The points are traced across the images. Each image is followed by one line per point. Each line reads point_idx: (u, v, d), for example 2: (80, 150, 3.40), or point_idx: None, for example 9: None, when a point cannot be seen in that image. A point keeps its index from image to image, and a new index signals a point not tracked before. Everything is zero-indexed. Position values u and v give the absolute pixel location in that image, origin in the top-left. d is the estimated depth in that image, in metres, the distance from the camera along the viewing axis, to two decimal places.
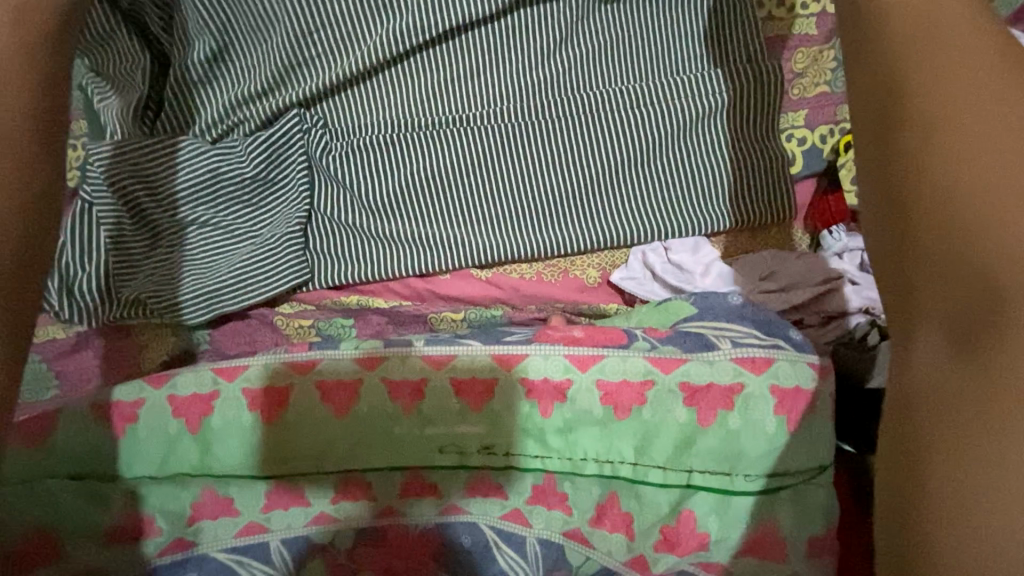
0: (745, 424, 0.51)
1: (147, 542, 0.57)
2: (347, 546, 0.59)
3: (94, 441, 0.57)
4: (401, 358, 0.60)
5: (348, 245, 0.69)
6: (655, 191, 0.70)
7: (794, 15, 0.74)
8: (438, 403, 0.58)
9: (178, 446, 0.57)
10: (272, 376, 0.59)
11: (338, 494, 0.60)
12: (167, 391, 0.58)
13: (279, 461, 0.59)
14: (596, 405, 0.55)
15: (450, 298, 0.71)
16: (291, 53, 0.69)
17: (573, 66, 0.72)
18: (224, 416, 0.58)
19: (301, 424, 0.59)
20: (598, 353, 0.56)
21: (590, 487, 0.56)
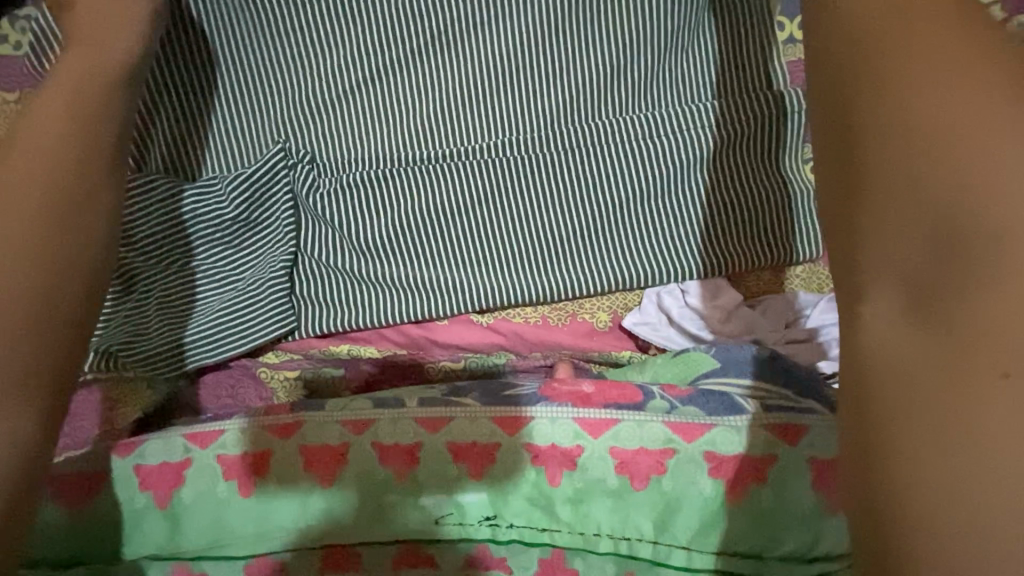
0: (777, 498, 0.46)
1: None
2: None
3: (48, 516, 0.50)
4: (393, 419, 0.54)
5: (336, 288, 0.64)
6: (666, 230, 0.65)
7: None
8: (435, 468, 0.53)
9: (144, 522, 0.51)
10: (250, 441, 0.54)
11: (321, 565, 0.53)
12: (133, 461, 0.52)
13: (255, 539, 0.52)
14: (611, 475, 0.49)
15: (449, 345, 0.66)
16: (276, 85, 0.65)
17: (578, 93, 0.67)
18: (198, 487, 0.52)
19: (282, 495, 0.52)
20: (612, 416, 0.50)
21: (604, 564, 0.50)
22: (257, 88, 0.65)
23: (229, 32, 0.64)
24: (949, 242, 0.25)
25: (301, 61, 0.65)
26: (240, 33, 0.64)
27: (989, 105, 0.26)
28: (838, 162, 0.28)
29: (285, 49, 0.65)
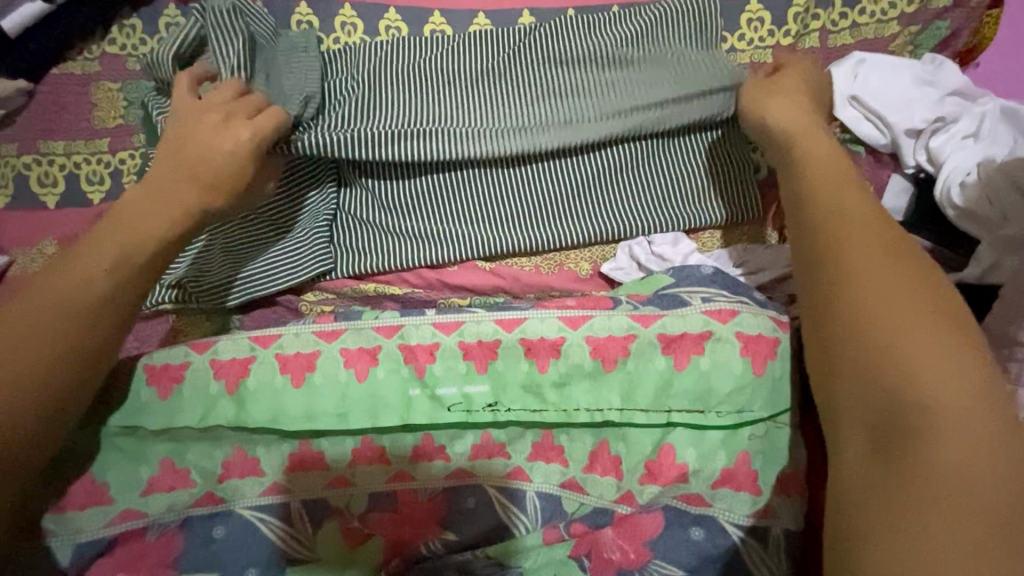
0: (710, 364, 0.61)
1: (183, 493, 0.63)
2: (362, 509, 0.66)
3: (143, 397, 0.64)
4: (417, 325, 0.68)
5: (370, 239, 0.85)
6: (632, 195, 0.83)
7: (752, 49, 0.87)
8: (449, 365, 0.66)
9: (218, 404, 0.64)
10: (301, 344, 0.67)
11: (352, 458, 0.66)
12: (210, 356, 0.66)
13: (303, 422, 0.65)
14: (587, 359, 0.62)
15: (456, 286, 0.85)
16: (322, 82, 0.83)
17: (561, 85, 0.84)
18: (260, 377, 0.65)
19: (326, 386, 0.66)
20: (587, 314, 0.64)
21: (584, 437, 0.64)
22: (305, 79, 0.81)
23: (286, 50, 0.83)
24: (847, 289, 0.52)
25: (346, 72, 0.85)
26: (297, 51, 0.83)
27: (845, 192, 0.59)
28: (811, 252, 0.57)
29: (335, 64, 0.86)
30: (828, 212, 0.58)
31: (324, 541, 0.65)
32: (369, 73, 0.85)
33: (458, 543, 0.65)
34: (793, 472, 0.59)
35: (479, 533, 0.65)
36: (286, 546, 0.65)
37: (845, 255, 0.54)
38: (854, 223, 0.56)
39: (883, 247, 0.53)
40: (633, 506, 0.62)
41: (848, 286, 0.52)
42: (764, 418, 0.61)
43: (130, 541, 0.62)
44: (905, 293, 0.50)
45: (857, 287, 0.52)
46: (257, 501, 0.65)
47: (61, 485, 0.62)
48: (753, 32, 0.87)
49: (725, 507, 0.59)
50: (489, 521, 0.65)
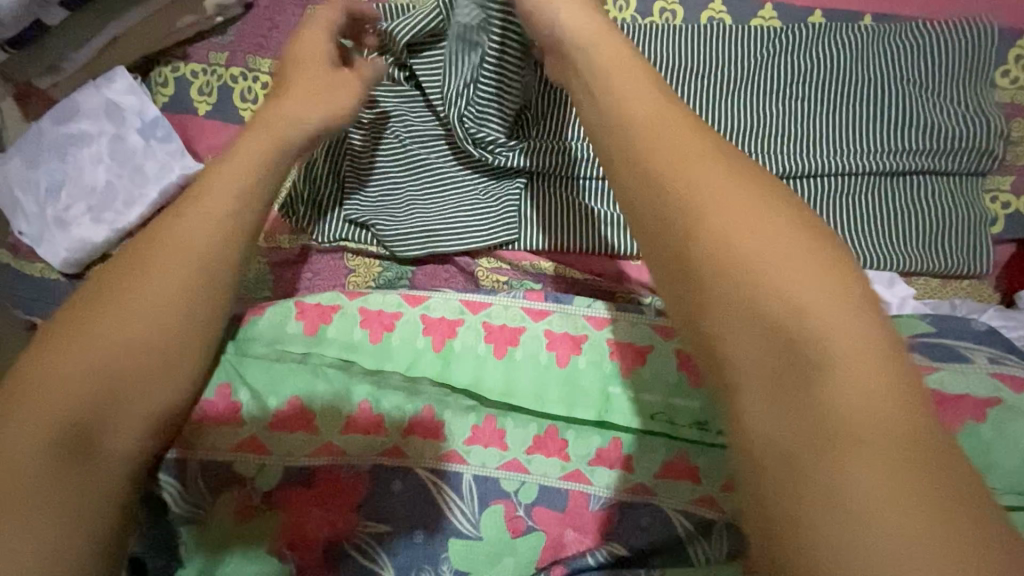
0: (998, 435, 0.54)
1: (374, 439, 0.66)
2: (529, 499, 0.66)
3: (357, 337, 0.72)
4: (632, 324, 0.72)
5: (557, 216, 0.81)
6: (851, 222, 0.77)
7: (1014, 88, 0.79)
8: (658, 366, 0.69)
9: (425, 357, 0.71)
10: (512, 317, 0.73)
11: (532, 443, 0.67)
12: (422, 312, 0.74)
13: (501, 394, 0.69)
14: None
15: (641, 284, 0.81)
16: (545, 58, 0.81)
17: (792, 96, 0.79)
18: (466, 340, 0.72)
19: (528, 361, 0.70)
20: None
21: None
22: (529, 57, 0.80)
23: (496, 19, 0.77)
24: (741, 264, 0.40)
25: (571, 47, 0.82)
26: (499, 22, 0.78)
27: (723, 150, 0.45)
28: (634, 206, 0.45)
29: None
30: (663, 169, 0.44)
31: (485, 522, 0.65)
32: None
33: (626, 557, 0.65)
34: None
35: (654, 547, 0.65)
36: (449, 514, 0.66)
37: (740, 250, 0.40)
38: (717, 195, 0.42)
39: (750, 220, 0.41)
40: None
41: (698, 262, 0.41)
42: None
43: (321, 477, 0.65)
44: (749, 283, 0.39)
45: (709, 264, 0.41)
46: (433, 466, 0.66)
47: (273, 405, 0.67)
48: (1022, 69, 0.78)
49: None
50: (668, 537, 0.65)
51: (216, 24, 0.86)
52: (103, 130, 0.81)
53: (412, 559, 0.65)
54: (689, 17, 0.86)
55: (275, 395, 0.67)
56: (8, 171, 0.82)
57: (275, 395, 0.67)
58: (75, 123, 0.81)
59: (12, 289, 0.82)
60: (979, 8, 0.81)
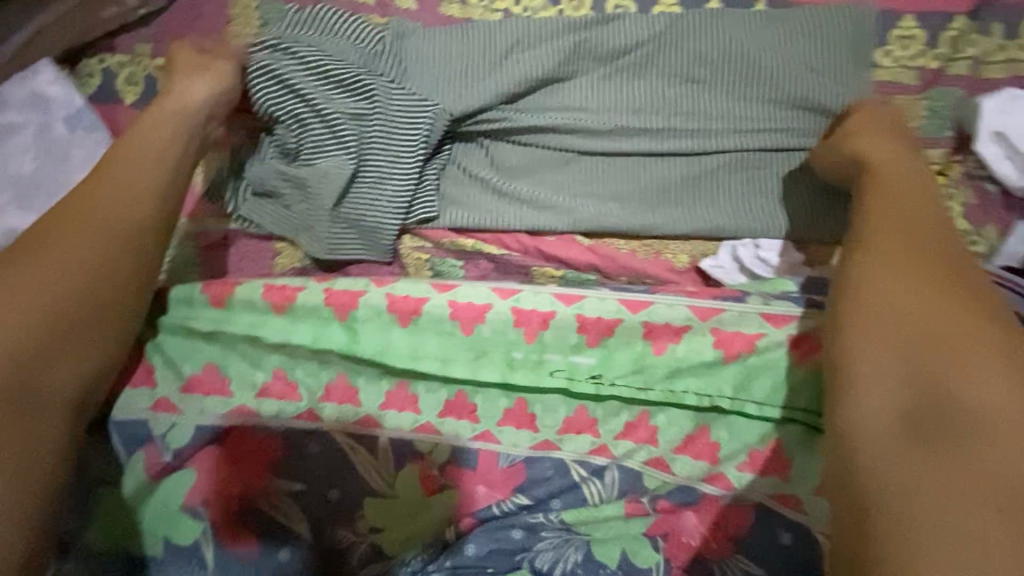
0: None
1: (292, 403, 0.70)
2: (444, 458, 0.70)
3: (260, 315, 0.71)
4: (535, 292, 0.71)
5: (473, 194, 0.86)
6: (745, 197, 0.83)
7: (895, 66, 0.84)
8: (559, 334, 0.70)
9: (331, 326, 0.71)
10: (414, 290, 0.71)
11: (444, 407, 0.71)
12: (326, 285, 0.71)
13: (408, 364, 0.70)
14: (708, 348, 0.68)
15: (554, 256, 0.85)
16: (453, 56, 0.85)
17: (688, 79, 0.84)
18: (370, 312, 0.70)
19: (433, 328, 0.70)
20: (719, 307, 0.69)
21: (683, 419, 0.69)
22: (436, 61, 0.86)
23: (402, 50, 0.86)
24: (947, 343, 0.53)
25: (480, 39, 0.86)
26: (406, 50, 0.86)
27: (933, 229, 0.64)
28: (872, 254, 0.62)
29: (468, 32, 0.86)
30: (914, 243, 0.62)
31: (403, 483, 0.69)
32: (499, 39, 0.85)
33: (528, 506, 0.69)
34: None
35: (554, 494, 0.69)
36: (365, 475, 0.69)
37: (901, 309, 0.56)
38: (910, 243, 0.62)
39: (932, 287, 0.57)
40: (722, 488, 0.67)
41: (909, 327, 0.55)
42: None
43: (238, 435, 0.69)
44: (930, 335, 0.54)
45: (910, 331, 0.55)
46: (351, 430, 0.70)
47: (189, 369, 0.71)
48: (901, 49, 0.84)
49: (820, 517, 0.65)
50: (566, 489, 0.69)
51: (139, 17, 0.88)
52: (30, 121, 0.84)
53: (329, 514, 0.68)
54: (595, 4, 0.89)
55: (190, 361, 0.71)
56: None
57: (191, 361, 0.71)
58: (2, 114, 0.84)
59: None
60: None
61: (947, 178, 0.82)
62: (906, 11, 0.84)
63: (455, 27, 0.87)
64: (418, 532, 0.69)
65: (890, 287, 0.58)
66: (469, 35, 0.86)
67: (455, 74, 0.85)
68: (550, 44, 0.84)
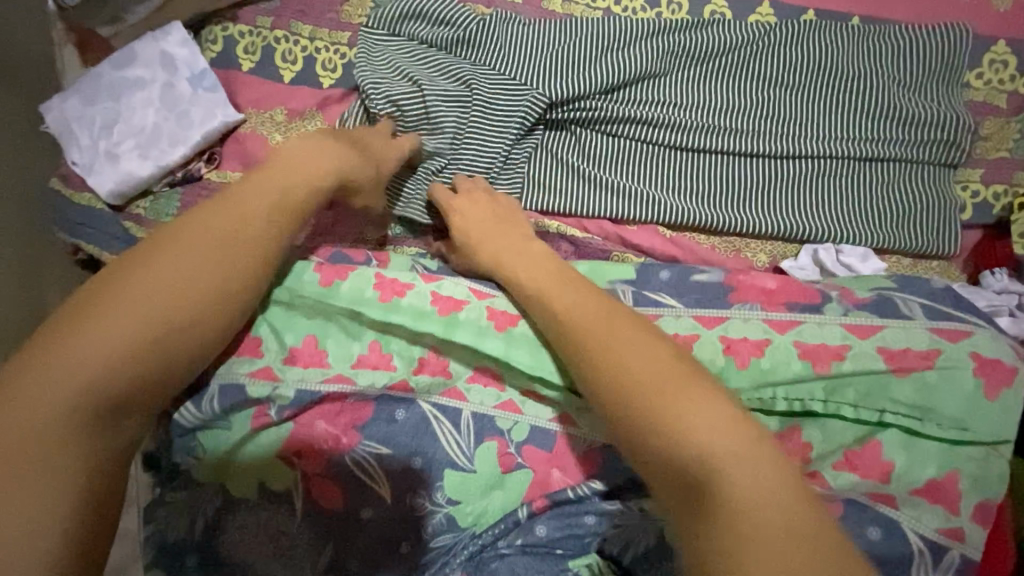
0: (941, 378, 0.63)
1: (384, 372, 0.72)
2: (523, 435, 0.72)
3: (359, 288, 0.72)
4: None
5: (561, 177, 0.88)
6: (826, 202, 0.85)
7: (986, 89, 0.86)
8: None
9: (427, 318, 0.71)
10: (512, 304, 0.73)
11: (525, 390, 0.73)
12: (433, 287, 0.73)
13: (501, 357, 0.70)
14: (795, 360, 0.65)
15: (636, 245, 0.87)
16: (552, 46, 0.89)
17: (777, 84, 0.87)
18: (469, 312, 0.72)
19: (525, 335, 0.71)
20: (795, 319, 0.67)
21: (772, 420, 0.66)
22: (535, 49, 0.89)
23: (503, 37, 0.90)
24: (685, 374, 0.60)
25: (580, 32, 0.90)
26: (507, 38, 0.90)
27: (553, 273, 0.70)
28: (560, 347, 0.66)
29: (568, 26, 0.90)
30: (565, 321, 0.66)
31: (480, 457, 0.71)
32: (598, 34, 0.89)
33: (604, 493, 0.71)
34: (993, 506, 0.61)
35: (629, 483, 0.71)
36: (447, 449, 0.71)
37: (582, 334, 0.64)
38: (623, 363, 0.61)
39: (592, 306, 0.66)
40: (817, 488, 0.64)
41: (607, 345, 0.63)
42: (985, 444, 0.62)
43: (334, 398, 0.71)
44: (589, 355, 0.63)
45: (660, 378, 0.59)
46: (435, 400, 0.72)
47: (289, 341, 0.73)
48: (994, 73, 0.86)
49: (912, 516, 0.61)
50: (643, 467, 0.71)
51: None
52: (157, 77, 0.90)
53: (409, 480, 0.70)
54: (693, 9, 0.93)
55: (291, 332, 0.73)
56: (65, 108, 0.89)
57: (292, 333, 0.73)
58: (130, 69, 0.90)
59: (60, 216, 0.89)
60: (960, 14, 0.88)
61: None
62: (999, 37, 0.86)
63: (556, 20, 0.91)
64: (489, 510, 0.71)
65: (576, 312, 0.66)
66: (570, 29, 0.90)
67: (553, 62, 0.89)
68: (646, 43, 0.88)
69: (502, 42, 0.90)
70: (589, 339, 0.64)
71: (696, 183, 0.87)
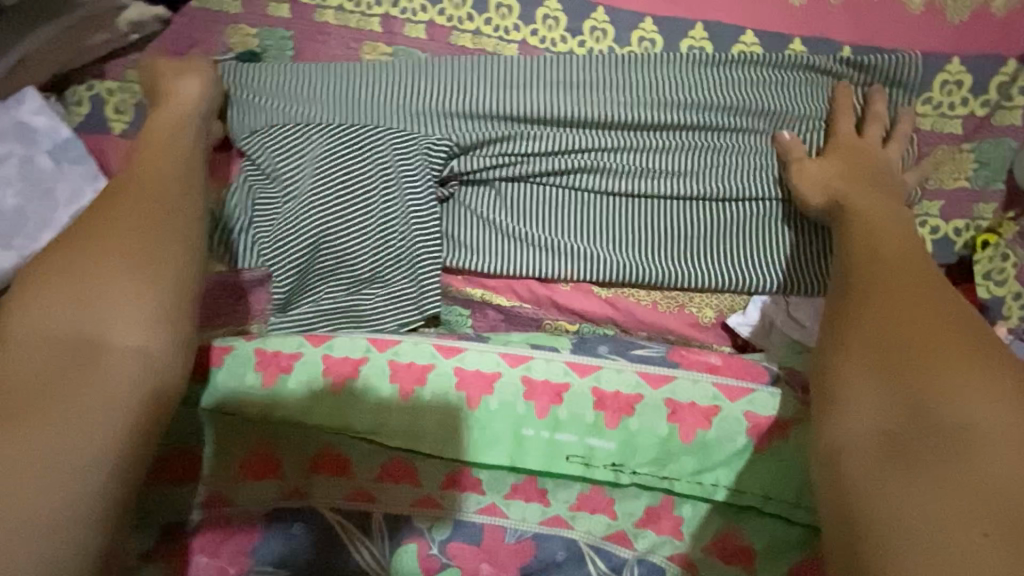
0: None
1: (276, 480, 0.64)
2: (444, 535, 0.64)
3: (249, 379, 0.64)
4: (546, 360, 0.66)
5: (481, 236, 0.79)
6: (771, 246, 0.76)
7: (935, 115, 0.77)
8: (575, 410, 0.64)
9: (323, 399, 0.63)
10: (419, 356, 0.65)
11: (444, 482, 0.64)
12: (323, 351, 0.66)
13: (408, 434, 0.63)
14: (740, 434, 0.63)
15: (568, 307, 0.79)
16: (458, 90, 0.80)
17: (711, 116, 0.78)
18: (369, 380, 0.64)
19: (433, 404, 0.64)
20: (746, 386, 0.64)
21: (708, 519, 0.64)
22: (440, 95, 0.80)
23: (403, 83, 0.80)
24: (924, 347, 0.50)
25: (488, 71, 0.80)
26: (407, 83, 0.80)
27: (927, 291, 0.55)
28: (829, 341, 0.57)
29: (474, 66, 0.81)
30: (880, 324, 0.53)
31: (397, 562, 0.63)
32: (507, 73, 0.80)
33: None
34: None
35: None
36: (356, 552, 0.63)
37: (908, 344, 0.51)
38: (956, 356, 0.48)
39: (922, 304, 0.53)
40: None
41: (951, 340, 0.50)
42: None
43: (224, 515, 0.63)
44: (910, 351, 0.50)
45: (981, 362, 0.48)
46: (341, 504, 0.64)
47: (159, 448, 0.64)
48: (946, 96, 0.77)
49: None
50: (575, 574, 0.64)
51: (133, 41, 0.83)
52: (12, 151, 0.78)
53: None
54: (617, 36, 0.83)
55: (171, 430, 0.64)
56: None
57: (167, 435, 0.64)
58: None
59: None
60: (910, 30, 0.79)
61: (1001, 237, 0.74)
62: (953, 53, 0.77)
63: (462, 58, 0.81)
64: None
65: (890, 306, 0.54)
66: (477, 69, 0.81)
67: (461, 108, 0.79)
68: (560, 79, 0.79)
69: (402, 89, 0.80)
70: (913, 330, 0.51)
71: (628, 233, 0.78)
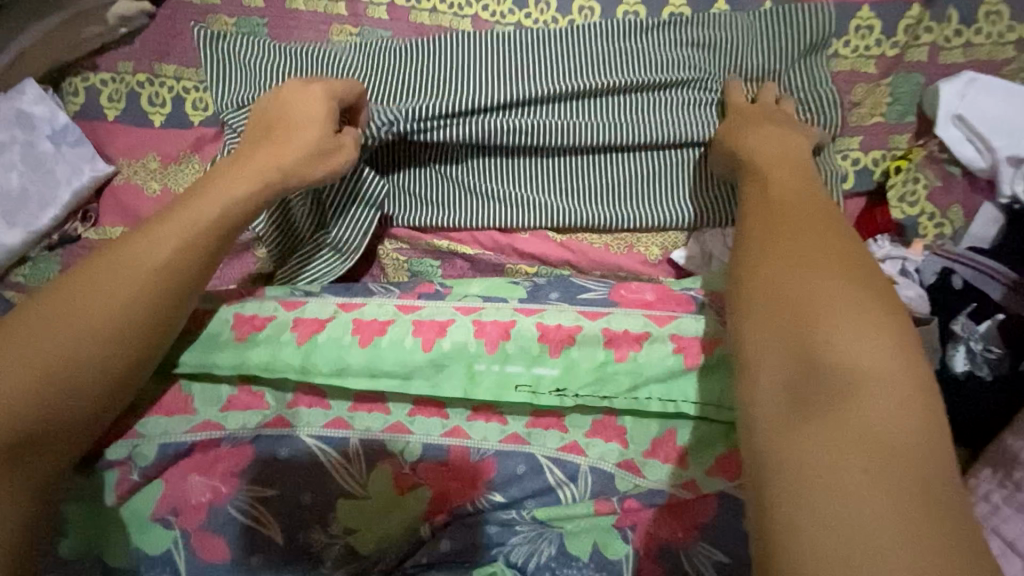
0: None
1: (260, 412, 0.72)
2: (414, 457, 0.71)
3: (226, 331, 0.72)
4: (496, 307, 0.73)
5: (445, 193, 0.87)
6: (706, 186, 0.84)
7: (855, 56, 0.85)
8: (522, 343, 0.71)
9: (287, 349, 0.71)
10: (380, 312, 0.73)
11: (412, 409, 0.72)
12: (295, 313, 0.73)
13: (369, 375, 0.70)
14: (670, 356, 0.69)
15: (526, 253, 0.87)
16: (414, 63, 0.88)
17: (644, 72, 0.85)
18: (331, 333, 0.71)
19: (390, 350, 0.70)
20: (674, 314, 0.71)
21: (651, 426, 0.70)
22: (399, 68, 0.88)
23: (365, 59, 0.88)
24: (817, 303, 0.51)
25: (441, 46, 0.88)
26: (369, 58, 0.88)
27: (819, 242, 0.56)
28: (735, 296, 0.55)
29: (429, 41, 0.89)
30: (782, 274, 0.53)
31: (374, 481, 0.70)
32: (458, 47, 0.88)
33: (502, 503, 0.70)
34: None
35: (528, 495, 0.70)
36: (336, 477, 0.70)
37: (806, 299, 0.50)
38: (848, 309, 0.49)
39: (812, 240, 0.55)
40: (692, 493, 0.68)
41: (841, 293, 0.50)
42: None
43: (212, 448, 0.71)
44: (809, 304, 0.50)
45: (866, 314, 0.49)
46: (321, 433, 0.71)
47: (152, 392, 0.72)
48: (860, 39, 0.85)
49: None
50: (535, 485, 0.70)
51: (121, 35, 0.91)
52: (14, 138, 0.85)
53: (298, 520, 0.69)
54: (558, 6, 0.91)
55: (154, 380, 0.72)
56: None
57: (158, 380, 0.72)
58: None
59: None
60: None
61: (912, 162, 0.82)
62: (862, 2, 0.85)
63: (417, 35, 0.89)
64: (388, 534, 0.70)
65: (791, 260, 0.54)
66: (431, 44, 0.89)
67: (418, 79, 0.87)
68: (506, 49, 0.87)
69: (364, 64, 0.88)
70: (816, 284, 0.51)
71: (577, 183, 0.86)
